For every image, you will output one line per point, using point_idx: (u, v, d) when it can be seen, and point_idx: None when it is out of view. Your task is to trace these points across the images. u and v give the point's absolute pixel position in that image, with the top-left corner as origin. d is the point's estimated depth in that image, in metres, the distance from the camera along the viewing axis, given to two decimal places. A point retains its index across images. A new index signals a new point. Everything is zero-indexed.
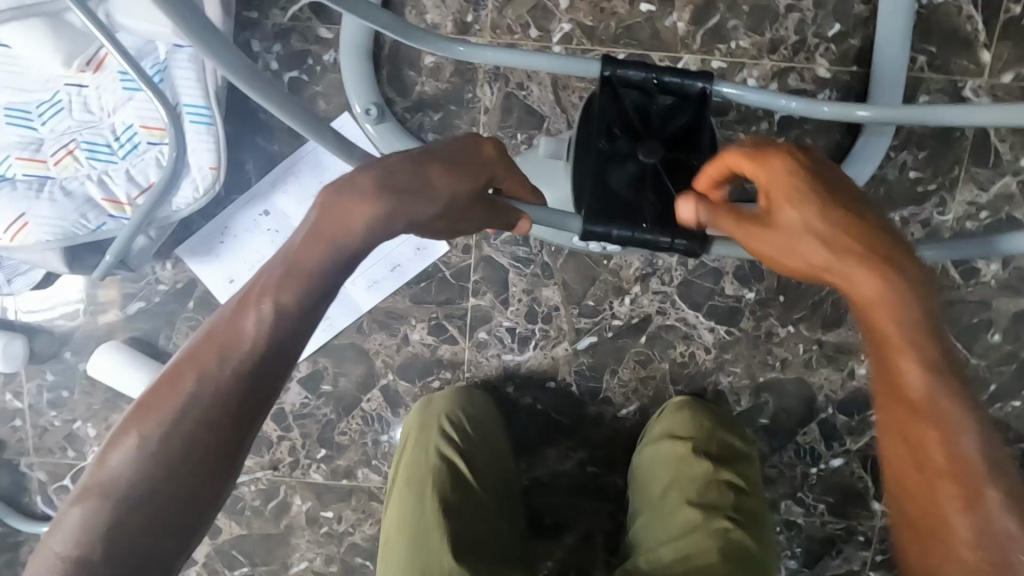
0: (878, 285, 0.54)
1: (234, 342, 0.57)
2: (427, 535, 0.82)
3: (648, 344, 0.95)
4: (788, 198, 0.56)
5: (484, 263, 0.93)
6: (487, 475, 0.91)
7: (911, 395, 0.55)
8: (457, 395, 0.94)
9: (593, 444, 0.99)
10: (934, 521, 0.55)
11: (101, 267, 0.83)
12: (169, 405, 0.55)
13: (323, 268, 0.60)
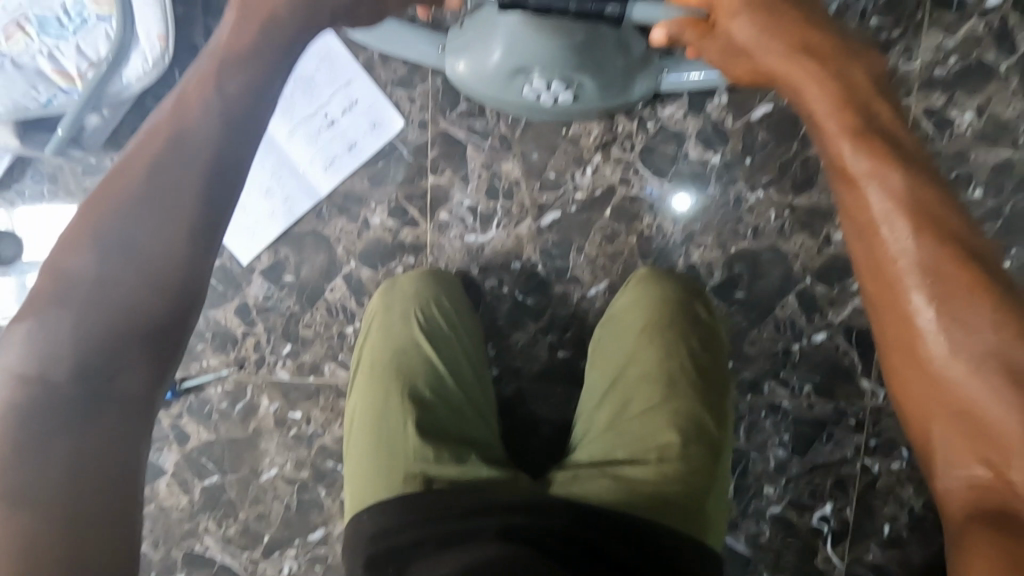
0: (814, 79, 0.53)
1: (178, 133, 0.50)
2: (394, 424, 0.76)
3: (613, 218, 0.93)
4: (729, 11, 0.56)
5: (441, 139, 0.92)
6: (461, 363, 0.85)
7: (842, 162, 0.50)
8: (429, 279, 0.88)
9: (563, 326, 0.96)
10: (899, 325, 0.49)
11: (52, 143, 0.84)
12: (114, 203, 0.49)
13: (262, 58, 0.54)
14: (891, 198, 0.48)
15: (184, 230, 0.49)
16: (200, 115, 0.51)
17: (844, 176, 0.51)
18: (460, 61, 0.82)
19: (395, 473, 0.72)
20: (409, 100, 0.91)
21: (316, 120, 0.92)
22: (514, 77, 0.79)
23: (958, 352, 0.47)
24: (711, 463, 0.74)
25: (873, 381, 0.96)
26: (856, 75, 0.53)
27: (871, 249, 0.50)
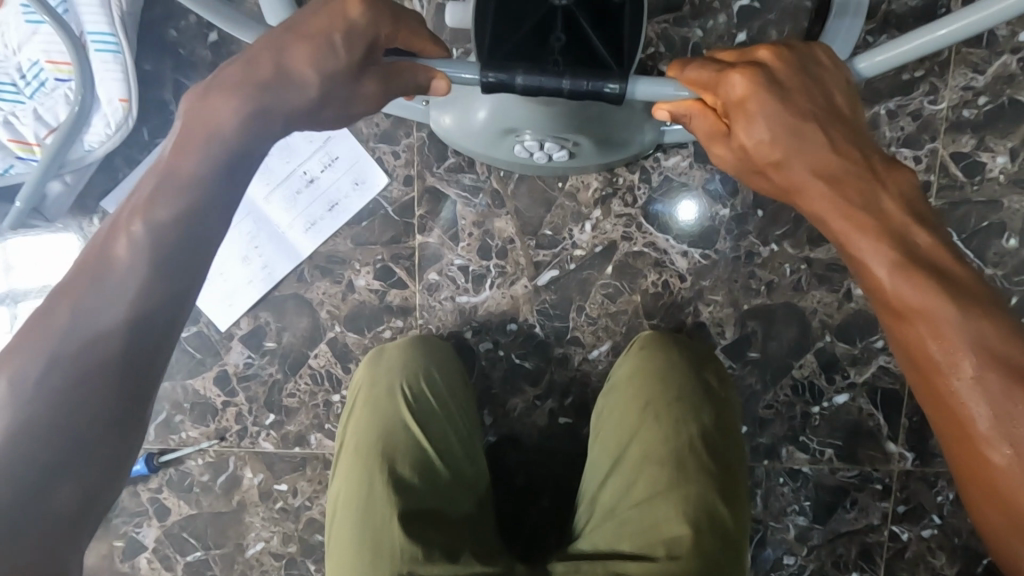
0: (842, 203, 0.49)
1: (117, 261, 0.46)
2: (377, 514, 0.66)
3: (615, 276, 0.86)
4: (743, 115, 0.49)
5: (428, 195, 0.86)
6: (449, 442, 0.74)
7: (890, 291, 0.47)
8: (414, 346, 0.79)
9: (563, 391, 0.89)
10: (972, 467, 0.46)
11: (12, 217, 0.78)
12: (43, 343, 0.43)
13: (203, 172, 0.49)
14: (945, 331, 0.45)
15: (123, 370, 0.45)
16: (136, 244, 0.47)
17: (898, 313, 0.47)
18: (446, 117, 0.76)
19: (380, 572, 0.63)
20: (393, 155, 0.85)
21: (295, 181, 0.86)
22: (504, 136, 0.73)
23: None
24: (728, 561, 0.63)
25: (900, 444, 0.89)
26: (884, 197, 0.49)
27: (932, 383, 0.46)
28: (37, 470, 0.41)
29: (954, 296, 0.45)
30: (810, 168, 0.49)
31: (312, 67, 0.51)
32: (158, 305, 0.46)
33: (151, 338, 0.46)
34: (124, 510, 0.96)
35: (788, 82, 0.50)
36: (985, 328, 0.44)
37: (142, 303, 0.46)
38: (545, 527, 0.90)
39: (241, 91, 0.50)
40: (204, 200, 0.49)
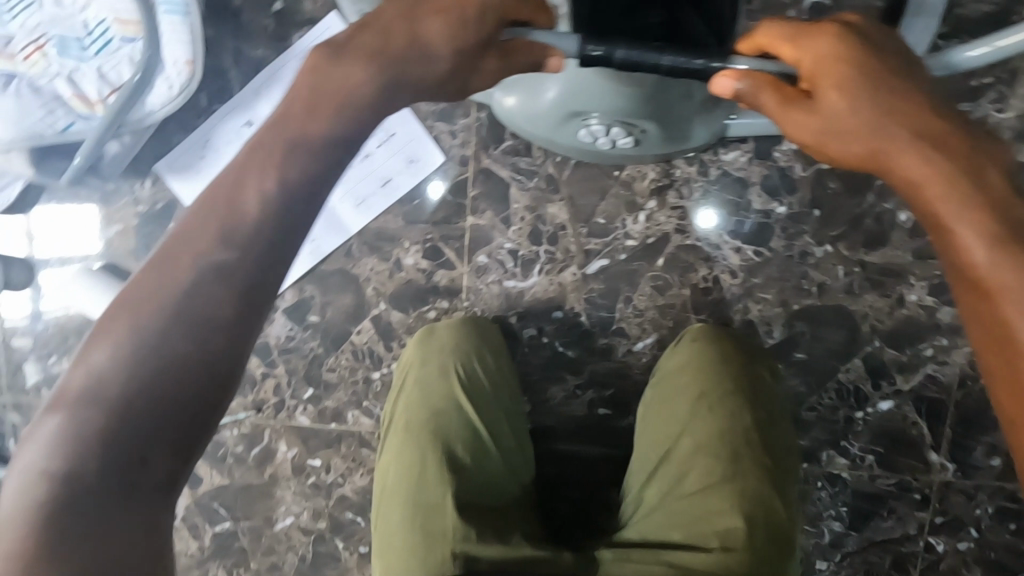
0: (946, 171, 0.45)
1: (228, 219, 0.45)
2: (431, 492, 0.68)
3: (665, 268, 0.86)
4: (837, 81, 0.48)
5: (482, 176, 0.85)
6: (499, 423, 0.74)
7: (974, 272, 0.44)
8: (466, 327, 0.78)
9: (605, 382, 0.89)
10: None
11: (69, 172, 0.78)
12: (156, 294, 0.43)
13: (324, 139, 0.49)
14: None
15: (221, 331, 0.43)
16: (255, 205, 0.46)
17: (980, 291, 0.44)
18: (510, 96, 0.75)
19: (431, 550, 0.64)
20: (450, 134, 0.85)
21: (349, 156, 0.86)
22: (570, 120, 0.72)
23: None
24: (781, 556, 0.63)
25: (942, 454, 0.88)
26: (991, 166, 0.45)
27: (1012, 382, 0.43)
28: (147, 425, 0.41)
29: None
30: (909, 134, 0.47)
31: (446, 41, 0.51)
32: (264, 271, 0.45)
33: (254, 304, 0.45)
34: None
35: (886, 52, 0.49)
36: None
37: (250, 267, 0.45)
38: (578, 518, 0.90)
39: (366, 50, 0.51)
40: (317, 162, 0.48)
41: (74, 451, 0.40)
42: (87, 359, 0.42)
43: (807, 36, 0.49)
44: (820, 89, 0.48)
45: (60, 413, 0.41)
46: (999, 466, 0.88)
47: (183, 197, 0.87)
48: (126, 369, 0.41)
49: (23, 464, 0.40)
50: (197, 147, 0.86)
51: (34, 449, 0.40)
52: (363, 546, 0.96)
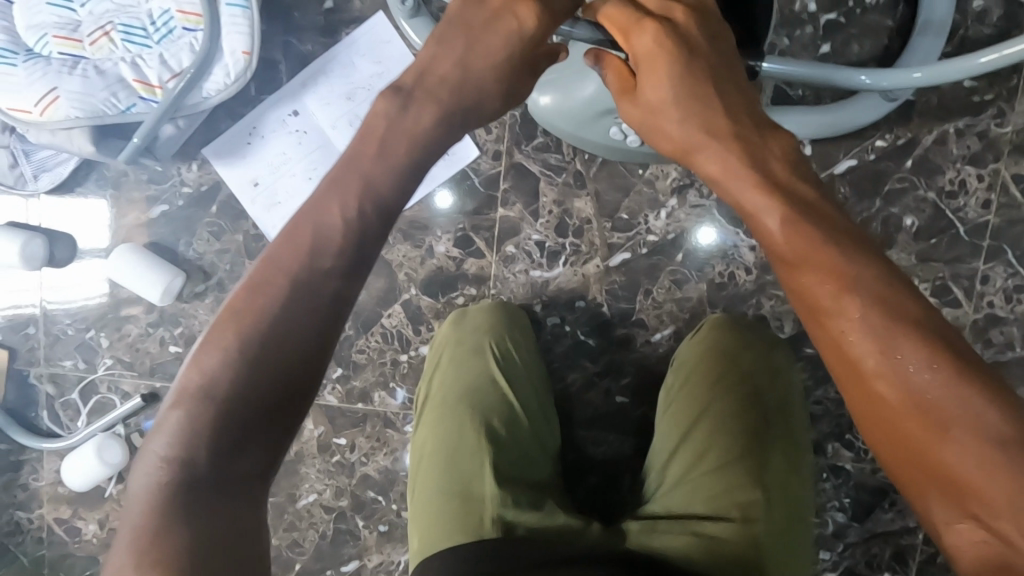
0: (726, 156, 0.55)
1: (314, 239, 0.52)
2: (468, 463, 0.72)
3: (684, 262, 0.90)
4: (653, 73, 0.57)
5: (514, 171, 0.90)
6: (530, 401, 0.79)
7: (776, 242, 0.50)
8: (499, 312, 0.83)
9: (623, 371, 0.93)
10: (893, 440, 0.45)
11: (127, 150, 0.82)
12: (258, 305, 0.49)
13: (393, 169, 0.57)
14: (833, 279, 0.47)
15: (313, 339, 0.49)
16: (339, 229, 0.52)
17: (788, 262, 0.49)
18: (545, 96, 0.80)
19: (470, 516, 0.68)
20: (485, 130, 0.90)
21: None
22: (603, 118, 0.78)
23: (926, 422, 0.43)
24: (794, 526, 0.68)
25: None
26: (772, 151, 0.54)
27: (834, 341, 0.47)
28: (251, 417, 0.47)
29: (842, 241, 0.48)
30: (697, 126, 0.56)
31: (491, 84, 0.62)
32: (344, 286, 0.51)
33: (338, 314, 0.51)
34: None
35: (697, 44, 0.57)
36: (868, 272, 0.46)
37: (335, 282, 0.51)
38: (592, 503, 0.93)
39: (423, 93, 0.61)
40: (387, 189, 0.56)
41: (195, 438, 0.46)
42: (201, 360, 0.48)
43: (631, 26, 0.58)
44: (643, 80, 0.58)
45: (181, 406, 0.47)
46: None
47: (228, 180, 0.92)
48: (235, 370, 0.48)
49: (154, 449, 0.47)
50: (244, 134, 0.90)
51: (162, 434, 0.47)
52: (382, 526, 0.98)
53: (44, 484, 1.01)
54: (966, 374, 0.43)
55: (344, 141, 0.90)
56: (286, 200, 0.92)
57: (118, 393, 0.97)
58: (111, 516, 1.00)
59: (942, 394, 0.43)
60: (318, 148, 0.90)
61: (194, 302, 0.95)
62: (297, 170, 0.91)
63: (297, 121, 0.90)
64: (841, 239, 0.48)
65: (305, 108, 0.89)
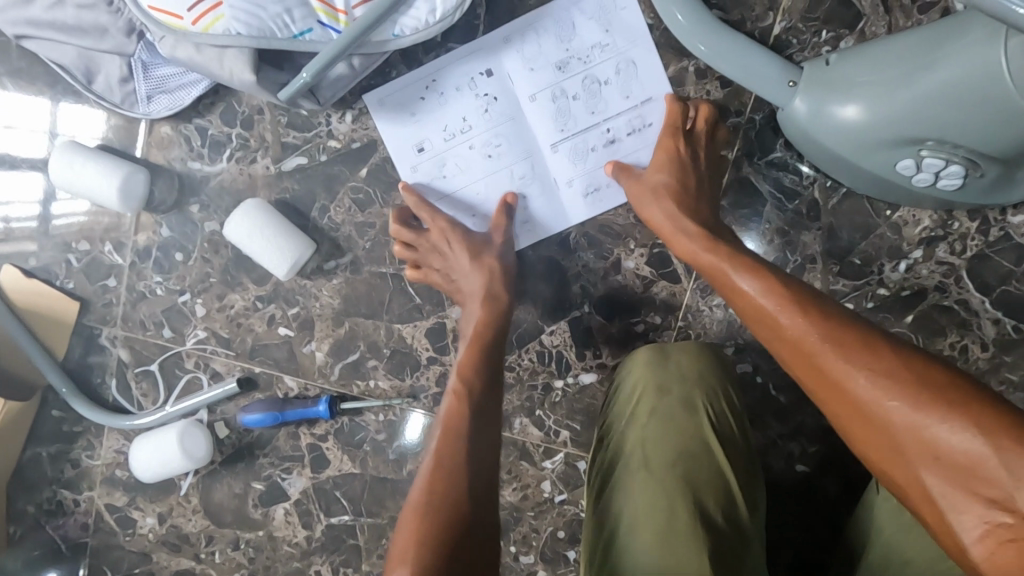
0: (681, 229, 0.65)
1: (465, 391, 0.64)
2: (681, 551, 0.57)
3: (912, 326, 0.77)
4: (653, 170, 0.70)
5: (737, 186, 0.75)
6: (746, 480, 0.65)
7: (717, 276, 0.60)
8: (712, 360, 0.69)
9: (812, 437, 0.79)
10: (875, 436, 0.48)
11: (289, 88, 0.65)
12: (436, 490, 0.56)
13: (495, 344, 0.69)
14: (773, 298, 0.55)
15: (488, 462, 0.61)
16: (469, 403, 0.63)
17: (733, 293, 0.58)
18: (828, 104, 0.66)
19: None
20: (712, 130, 0.74)
21: (592, 136, 0.73)
22: (900, 144, 0.63)
23: (938, 453, 0.45)
24: None
25: None
26: (683, 227, 0.65)
27: (801, 351, 0.52)
28: None
29: (776, 300, 0.54)
30: (676, 215, 0.66)
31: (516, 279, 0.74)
32: (488, 449, 0.62)
33: (488, 471, 0.60)
34: (275, 451, 0.83)
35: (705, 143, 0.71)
36: (803, 324, 0.52)
37: (485, 448, 0.61)
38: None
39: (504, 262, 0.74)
40: (493, 359, 0.68)
41: None
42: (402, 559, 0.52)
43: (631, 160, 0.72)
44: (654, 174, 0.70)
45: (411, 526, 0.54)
46: None
47: (390, 140, 0.74)
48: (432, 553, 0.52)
49: None
50: (420, 88, 0.73)
51: None
52: None
53: (99, 463, 0.84)
54: (881, 355, 0.49)
55: (544, 118, 0.73)
56: (455, 175, 0.75)
57: (207, 373, 0.81)
58: (174, 511, 0.85)
59: (885, 381, 0.48)
60: (510, 119, 0.73)
61: (319, 280, 0.78)
62: (478, 143, 0.74)
63: (490, 83, 0.73)
64: (778, 276, 0.57)
65: (507, 69, 0.72)
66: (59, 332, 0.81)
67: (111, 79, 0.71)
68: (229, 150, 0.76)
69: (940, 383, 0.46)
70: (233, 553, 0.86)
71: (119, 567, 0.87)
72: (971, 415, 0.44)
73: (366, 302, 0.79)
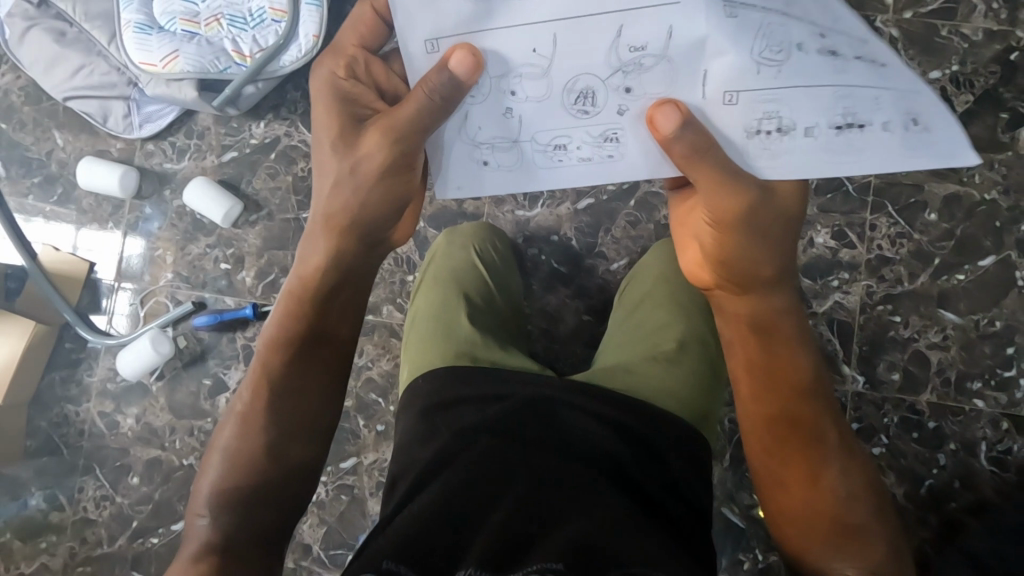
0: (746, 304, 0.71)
1: (287, 329, 0.75)
2: (450, 315, 0.97)
3: (636, 208, 1.12)
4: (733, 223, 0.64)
5: None
6: (500, 287, 1.06)
7: (773, 370, 0.71)
8: (482, 225, 1.10)
9: (588, 293, 1.13)
10: (814, 506, 0.69)
11: (219, 98, 1.11)
12: (246, 423, 0.73)
13: (324, 271, 0.75)
14: (805, 406, 0.71)
15: (304, 390, 0.75)
16: (290, 346, 0.75)
17: (773, 386, 0.71)
18: None
19: (451, 345, 0.93)
20: None
21: (864, 97, 0.57)
22: None
23: (847, 533, 0.68)
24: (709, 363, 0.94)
25: (853, 367, 1.11)
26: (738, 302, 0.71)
27: (804, 445, 0.70)
28: (266, 489, 0.71)
29: (801, 392, 0.71)
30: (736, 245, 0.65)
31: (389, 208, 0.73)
32: (313, 382, 0.75)
33: (307, 401, 0.75)
34: (219, 353, 1.17)
35: (764, 211, 0.63)
36: (828, 420, 0.71)
37: (296, 381, 0.75)
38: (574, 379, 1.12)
39: (421, 129, 0.64)
40: (325, 289, 0.76)
41: (220, 519, 0.70)
42: (218, 466, 0.73)
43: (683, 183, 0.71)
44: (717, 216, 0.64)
45: (236, 428, 0.74)
46: (899, 380, 1.09)
47: (403, 42, 0.61)
48: (238, 466, 0.72)
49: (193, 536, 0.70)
50: None
51: (198, 526, 0.70)
52: (380, 426, 1.15)
53: (96, 379, 1.18)
54: (856, 474, 0.71)
55: (821, 53, 0.56)
56: (497, 100, 0.63)
57: (171, 300, 1.19)
58: (148, 411, 1.17)
59: (842, 481, 0.70)
60: (733, 53, 0.57)
61: (247, 228, 1.18)
62: (527, 70, 0.61)
63: (827, 32, 0.56)
64: (818, 394, 0.72)
65: (872, 34, 0.55)
66: (75, 285, 1.20)
67: (119, 116, 1.18)
68: (189, 154, 1.20)
69: (868, 497, 0.70)
70: (189, 440, 1.15)
71: (106, 463, 1.17)
72: (873, 516, 0.69)
73: (277, 239, 1.17)
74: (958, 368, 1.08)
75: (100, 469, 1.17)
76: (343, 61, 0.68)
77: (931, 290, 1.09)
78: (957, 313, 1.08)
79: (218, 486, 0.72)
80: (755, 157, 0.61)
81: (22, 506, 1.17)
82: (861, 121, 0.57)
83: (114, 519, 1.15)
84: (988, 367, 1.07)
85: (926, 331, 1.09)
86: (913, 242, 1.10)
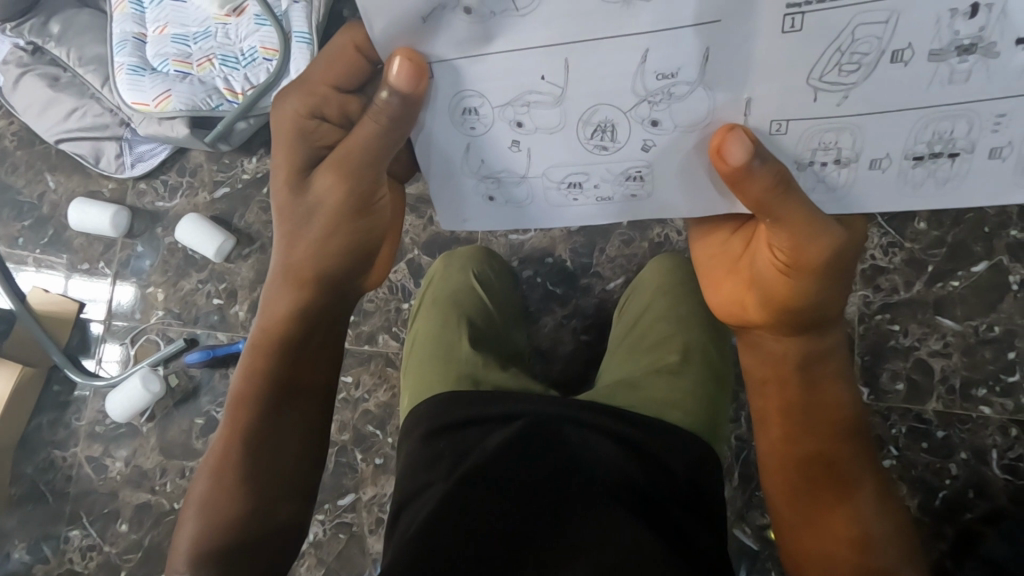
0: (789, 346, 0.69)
1: (256, 380, 0.70)
2: (450, 337, 0.96)
3: (629, 227, 1.12)
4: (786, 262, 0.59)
5: None
6: (498, 308, 1.06)
7: (818, 414, 0.69)
8: (479, 248, 1.11)
9: (586, 313, 1.13)
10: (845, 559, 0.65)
11: (210, 135, 1.12)
12: (218, 479, 0.68)
13: (291, 320, 0.71)
14: (848, 452, 0.69)
15: (277, 442, 0.70)
16: (260, 398, 0.70)
17: (821, 424, 0.69)
18: None
19: (452, 366, 0.91)
20: None
21: (962, 122, 0.50)
22: None
23: None
24: (714, 378, 0.92)
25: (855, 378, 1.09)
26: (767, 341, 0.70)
27: (839, 494, 0.67)
28: (248, 546, 0.66)
29: (847, 433, 0.69)
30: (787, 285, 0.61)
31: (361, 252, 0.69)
32: (288, 434, 0.70)
33: (285, 453, 0.70)
34: (212, 390, 1.14)
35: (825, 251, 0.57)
36: (869, 469, 0.68)
37: (266, 434, 0.69)
38: None
39: (381, 154, 0.58)
40: (292, 339, 0.71)
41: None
42: (194, 523, 0.68)
43: (712, 217, 0.69)
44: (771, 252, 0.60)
45: (210, 480, 0.68)
46: (903, 390, 1.08)
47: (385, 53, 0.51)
48: (213, 522, 0.66)
49: None
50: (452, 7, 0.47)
51: None
52: (379, 458, 1.12)
53: (84, 422, 1.16)
54: (894, 527, 0.66)
55: (911, 71, 0.48)
56: (500, 133, 0.55)
57: (163, 338, 1.17)
58: (138, 452, 1.14)
59: (877, 534, 0.66)
60: (788, 75, 0.49)
61: (239, 262, 1.18)
62: (536, 97, 0.52)
63: (924, 45, 0.46)
64: (857, 439, 0.69)
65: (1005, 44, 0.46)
66: (65, 326, 1.18)
67: (111, 156, 1.19)
68: (181, 192, 1.21)
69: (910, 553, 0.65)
70: (180, 481, 1.11)
71: (93, 509, 1.12)
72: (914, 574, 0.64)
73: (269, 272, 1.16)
74: (962, 375, 1.06)
75: (87, 516, 1.12)
76: (310, 100, 0.60)
77: (927, 298, 1.08)
78: (955, 320, 1.07)
79: (196, 540, 0.67)
80: (812, 187, 0.57)
81: (5, 558, 1.12)
82: (949, 151, 0.52)
83: (101, 568, 1.10)
84: (991, 372, 1.05)
85: (926, 339, 1.08)
86: (906, 250, 1.09)
